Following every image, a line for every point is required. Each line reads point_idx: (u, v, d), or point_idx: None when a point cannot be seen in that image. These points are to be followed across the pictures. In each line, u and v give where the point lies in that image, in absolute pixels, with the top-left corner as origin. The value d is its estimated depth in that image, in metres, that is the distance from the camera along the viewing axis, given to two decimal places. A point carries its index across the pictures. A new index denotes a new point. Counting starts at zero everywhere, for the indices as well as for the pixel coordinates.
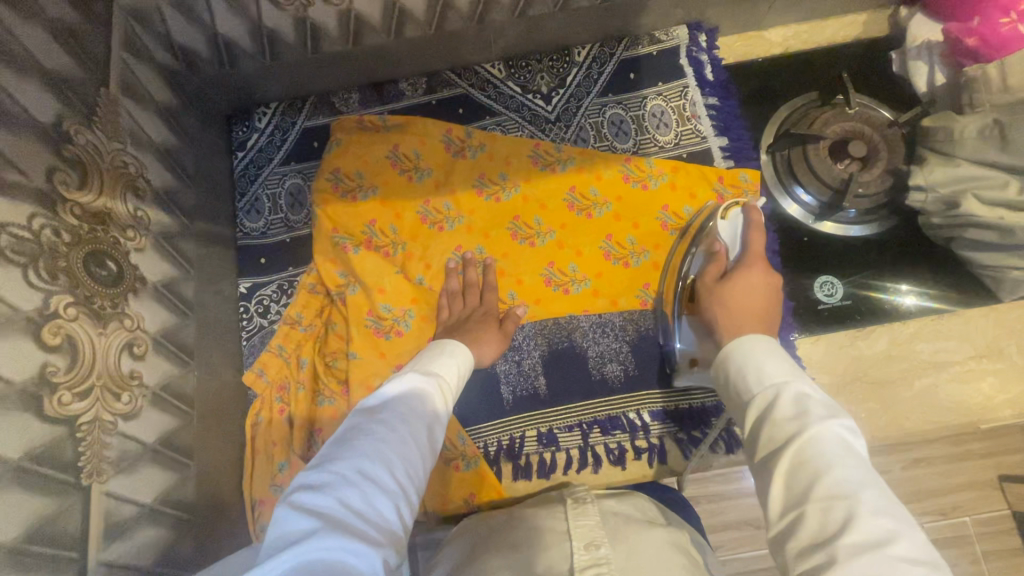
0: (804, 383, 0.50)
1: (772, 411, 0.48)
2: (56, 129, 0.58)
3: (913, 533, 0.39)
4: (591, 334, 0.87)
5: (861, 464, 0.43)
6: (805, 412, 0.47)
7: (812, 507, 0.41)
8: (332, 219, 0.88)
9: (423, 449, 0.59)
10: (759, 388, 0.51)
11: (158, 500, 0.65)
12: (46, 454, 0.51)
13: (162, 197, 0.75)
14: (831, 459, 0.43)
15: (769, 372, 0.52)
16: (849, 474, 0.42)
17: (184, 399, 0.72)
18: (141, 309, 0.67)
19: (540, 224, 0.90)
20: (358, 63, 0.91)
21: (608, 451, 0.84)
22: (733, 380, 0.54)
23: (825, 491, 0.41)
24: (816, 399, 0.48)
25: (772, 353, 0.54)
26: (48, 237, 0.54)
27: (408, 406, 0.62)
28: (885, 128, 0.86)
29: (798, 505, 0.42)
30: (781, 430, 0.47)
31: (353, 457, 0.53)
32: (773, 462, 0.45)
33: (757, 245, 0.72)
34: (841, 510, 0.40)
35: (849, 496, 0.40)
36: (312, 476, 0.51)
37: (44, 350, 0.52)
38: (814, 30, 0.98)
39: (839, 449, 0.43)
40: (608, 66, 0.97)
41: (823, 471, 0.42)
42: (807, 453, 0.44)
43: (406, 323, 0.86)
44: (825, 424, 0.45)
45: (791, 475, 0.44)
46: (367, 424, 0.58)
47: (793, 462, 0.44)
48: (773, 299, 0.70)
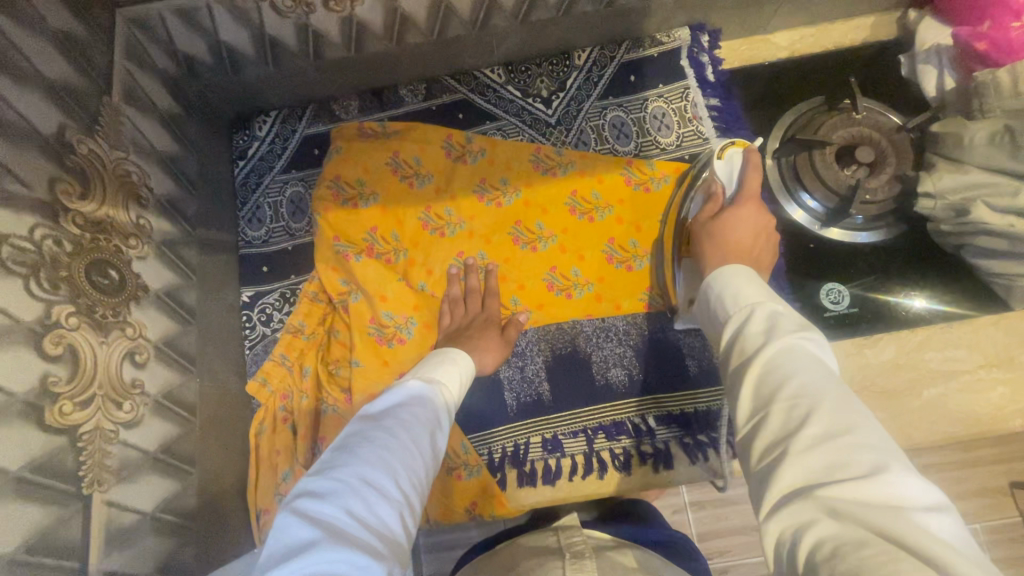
0: (777, 302, 0.49)
1: (744, 330, 0.48)
2: (58, 139, 0.58)
3: (873, 426, 0.38)
4: (594, 340, 0.86)
5: (827, 367, 0.42)
6: (776, 326, 0.46)
7: (778, 407, 0.41)
8: (334, 227, 0.88)
9: (426, 457, 0.59)
10: (733, 312, 0.51)
11: (159, 508, 0.65)
12: (45, 464, 0.51)
13: (164, 205, 0.75)
14: (799, 363, 0.42)
15: (743, 295, 0.51)
16: (815, 375, 0.41)
17: (186, 407, 0.73)
18: (143, 317, 0.67)
19: (542, 229, 0.89)
20: (360, 69, 0.91)
21: (614, 456, 0.83)
22: (711, 308, 0.54)
23: (790, 391, 0.41)
24: (787, 316, 0.47)
25: (748, 279, 0.54)
26: (50, 247, 0.54)
27: (411, 414, 0.61)
28: (893, 133, 0.85)
29: (764, 406, 0.42)
30: (751, 345, 0.46)
31: (355, 464, 0.53)
32: (742, 373, 0.45)
33: (753, 184, 0.75)
34: (804, 407, 0.39)
35: (814, 395, 0.40)
36: (313, 484, 0.51)
37: (44, 361, 0.52)
38: (821, 33, 0.96)
39: (807, 356, 0.43)
40: (608, 70, 0.96)
41: (790, 375, 0.42)
42: (776, 360, 0.43)
43: (409, 330, 0.86)
44: (795, 336, 0.44)
45: (759, 380, 0.43)
46: (369, 431, 0.58)
47: (762, 369, 0.43)
48: (763, 238, 0.73)
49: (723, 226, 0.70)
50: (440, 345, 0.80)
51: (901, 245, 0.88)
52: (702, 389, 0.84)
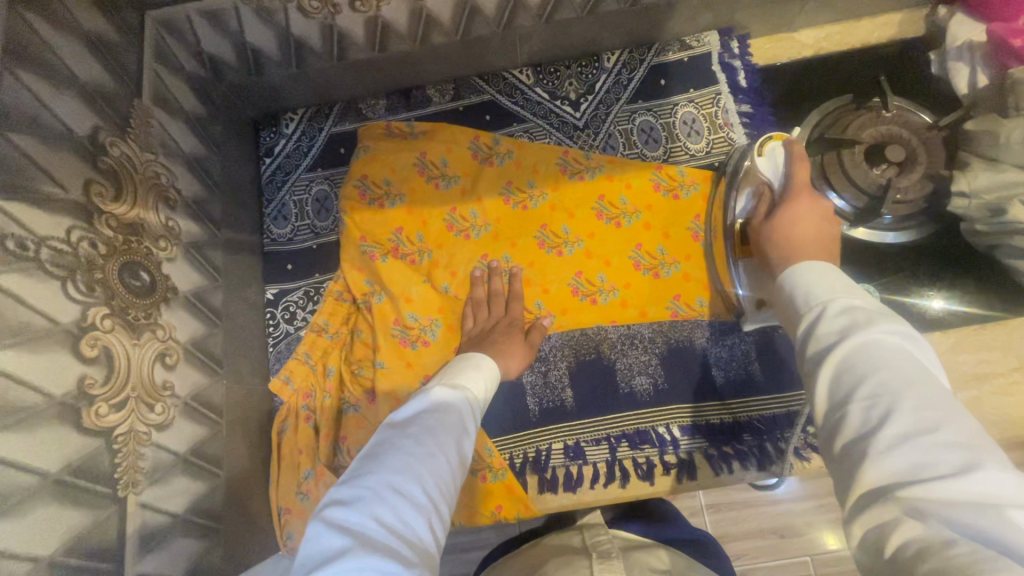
0: (855, 295, 0.46)
1: (816, 325, 0.45)
2: (91, 142, 0.58)
3: (964, 423, 0.35)
4: (619, 346, 0.85)
5: (912, 362, 0.39)
6: (853, 320, 0.43)
7: (855, 405, 0.39)
8: (359, 227, 0.88)
9: (453, 463, 0.58)
10: (804, 307, 0.48)
11: (189, 510, 0.65)
12: (83, 466, 0.51)
13: (191, 207, 0.75)
14: (879, 360, 0.40)
15: (817, 291, 0.48)
16: (898, 373, 0.38)
17: (214, 408, 0.73)
18: (172, 319, 0.67)
19: (568, 233, 0.89)
20: (384, 69, 0.91)
21: (637, 465, 0.81)
22: (784, 302, 0.52)
23: (869, 389, 0.38)
24: (865, 309, 0.44)
25: (825, 273, 0.50)
26: (85, 249, 0.54)
27: (437, 420, 0.61)
28: (924, 132, 0.83)
29: (838, 405, 0.40)
30: (823, 342, 0.44)
31: (382, 472, 0.53)
32: (817, 368, 0.43)
33: (803, 176, 0.69)
34: (885, 407, 0.37)
35: (895, 394, 0.37)
36: (342, 493, 0.51)
37: (81, 362, 0.52)
38: (847, 31, 0.95)
39: (891, 352, 0.40)
40: (638, 73, 0.96)
41: (869, 371, 0.39)
42: (853, 357, 0.41)
43: (433, 332, 0.85)
44: (873, 332, 0.41)
45: (833, 380, 0.41)
46: (396, 439, 0.58)
47: (838, 365, 0.41)
48: (831, 228, 0.65)
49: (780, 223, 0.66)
50: (464, 351, 0.79)
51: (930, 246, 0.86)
52: (728, 400, 0.83)
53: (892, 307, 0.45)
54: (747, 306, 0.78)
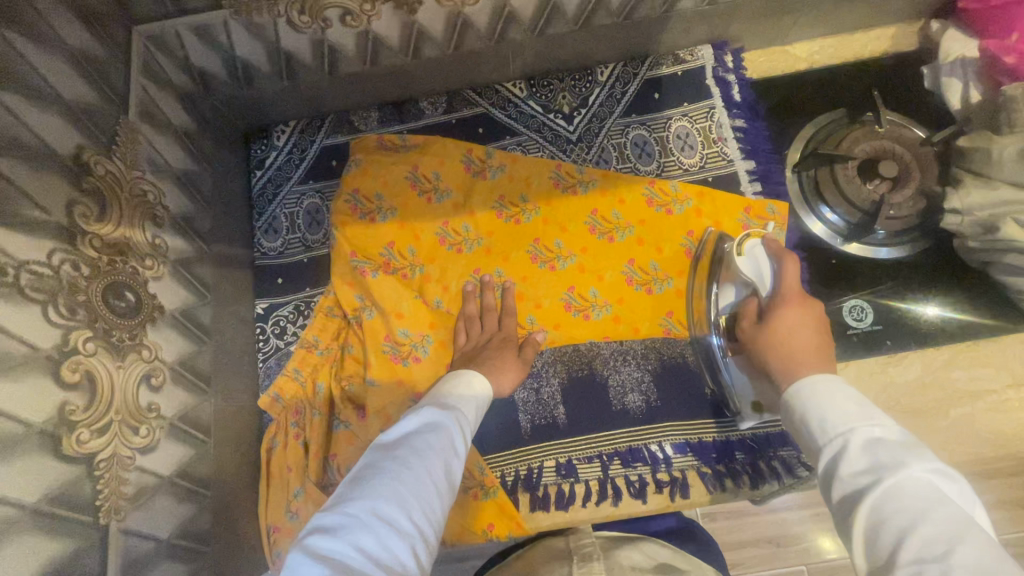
0: (875, 427, 0.48)
1: (842, 467, 0.46)
2: (75, 160, 0.57)
3: None
4: (613, 362, 0.85)
5: (952, 509, 0.39)
6: (879, 462, 0.44)
7: (901, 569, 0.37)
8: (350, 242, 0.87)
9: (439, 486, 0.57)
10: (826, 442, 0.50)
11: (174, 534, 0.64)
12: (63, 495, 0.50)
13: (179, 223, 0.74)
14: (914, 509, 0.40)
15: (833, 423, 0.50)
16: (936, 524, 0.38)
17: (201, 428, 0.72)
18: (159, 338, 0.66)
19: (560, 247, 0.88)
20: (376, 82, 0.90)
21: (629, 483, 0.81)
22: (805, 437, 0.53)
23: (911, 547, 0.38)
24: (890, 448, 0.45)
25: (834, 396, 0.52)
26: (67, 271, 0.54)
27: (425, 442, 0.60)
28: (917, 147, 0.83)
29: (884, 565, 0.39)
30: (852, 485, 0.44)
31: (366, 498, 0.52)
32: (853, 524, 0.43)
33: (792, 279, 0.69)
34: (934, 570, 0.36)
35: (940, 553, 0.36)
36: (326, 518, 0.50)
37: (63, 388, 0.51)
38: (841, 44, 0.95)
39: (925, 500, 0.40)
40: (632, 86, 0.95)
41: (908, 525, 0.39)
42: (888, 509, 0.41)
43: (424, 349, 0.84)
44: (902, 475, 0.42)
45: (870, 536, 0.41)
46: (382, 462, 0.57)
47: (871, 516, 0.42)
48: (826, 335, 0.66)
49: (774, 334, 0.66)
50: (456, 367, 0.79)
51: (924, 262, 0.85)
52: (721, 418, 0.82)
53: (918, 441, 0.46)
54: (744, 408, 0.78)
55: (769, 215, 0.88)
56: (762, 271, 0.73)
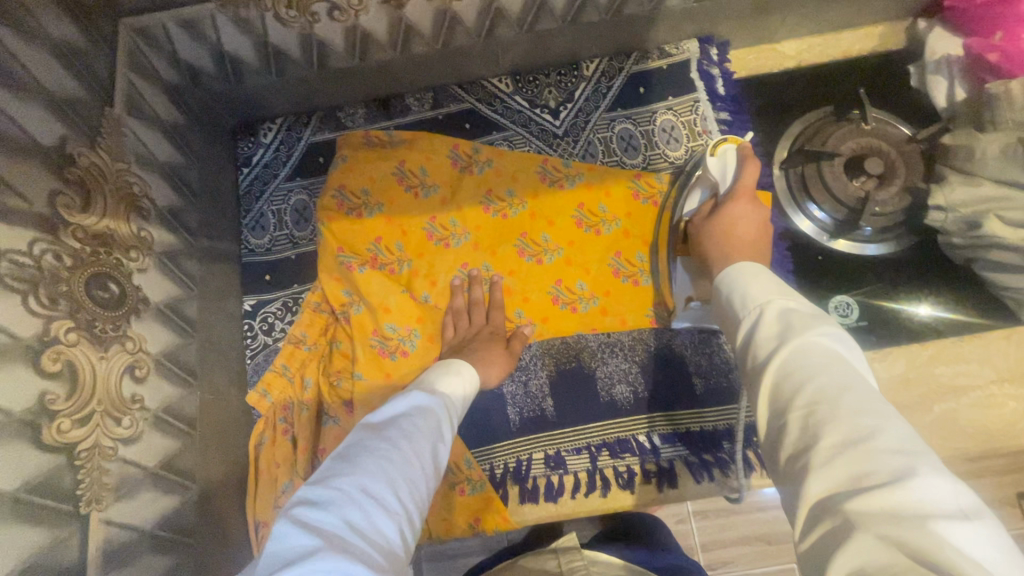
0: (790, 300, 0.50)
1: (756, 335, 0.49)
2: (58, 152, 0.57)
3: (897, 425, 0.37)
4: (599, 354, 0.85)
5: (846, 365, 0.42)
6: (789, 326, 0.47)
7: (794, 412, 0.41)
8: (338, 237, 0.87)
9: (426, 470, 0.58)
10: (744, 313, 0.52)
11: (157, 525, 0.63)
12: (44, 484, 0.50)
13: (166, 216, 0.74)
14: (816, 363, 0.42)
15: (754, 296, 0.52)
16: (833, 377, 0.41)
17: (186, 420, 0.72)
18: (143, 330, 0.66)
19: (548, 241, 0.89)
20: (364, 77, 0.90)
21: (617, 474, 0.81)
22: (728, 309, 0.55)
23: (806, 396, 0.41)
24: (800, 315, 0.47)
25: (759, 277, 0.55)
26: (49, 262, 0.54)
27: (414, 425, 0.61)
28: (902, 144, 0.84)
29: (780, 411, 0.42)
30: (763, 350, 0.47)
31: (355, 474, 0.52)
32: (760, 377, 0.45)
33: (751, 180, 0.71)
34: (823, 415, 0.39)
35: (831, 400, 0.39)
36: (311, 491, 0.50)
37: (43, 378, 0.51)
38: (828, 42, 0.96)
39: (824, 356, 0.43)
40: (618, 80, 0.95)
41: (807, 378, 0.41)
42: (791, 365, 0.43)
43: (412, 343, 0.84)
44: (809, 337, 0.44)
45: (775, 386, 0.44)
46: (372, 441, 0.57)
47: (778, 371, 0.44)
48: (767, 235, 0.71)
49: (723, 225, 0.69)
50: (443, 360, 0.79)
51: (913, 257, 0.86)
52: (708, 407, 0.83)
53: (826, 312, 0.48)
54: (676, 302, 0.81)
55: None
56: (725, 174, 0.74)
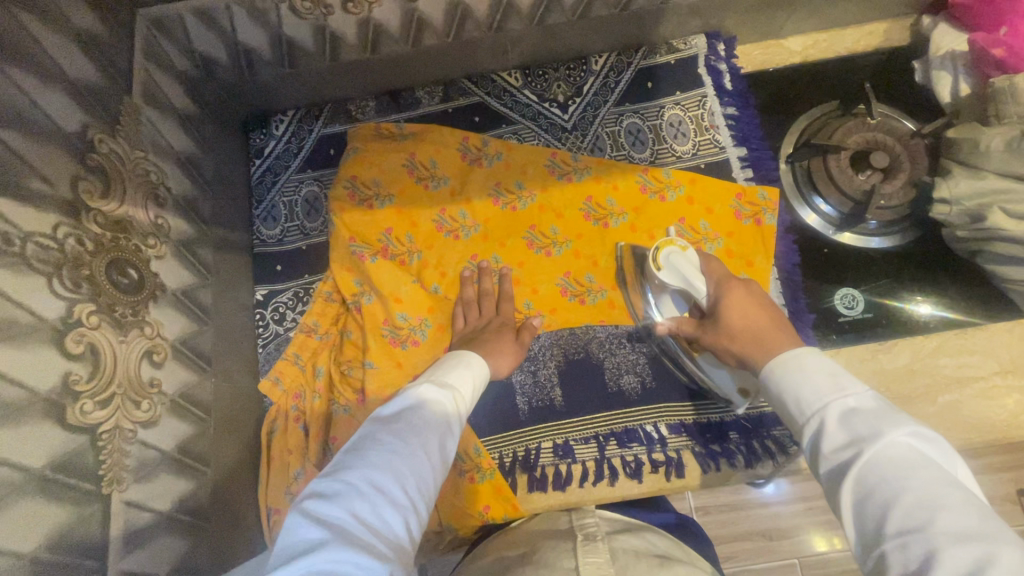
0: (849, 397, 0.50)
1: (825, 447, 0.49)
2: (80, 137, 0.58)
3: (1006, 550, 0.36)
4: (608, 345, 0.86)
5: (930, 473, 0.42)
6: (857, 437, 0.47)
7: (890, 544, 0.41)
8: (349, 227, 0.88)
9: (434, 464, 0.59)
10: (805, 418, 0.52)
11: (174, 509, 0.64)
12: (68, 463, 0.51)
13: (181, 205, 0.75)
14: (898, 484, 0.42)
15: (810, 397, 0.52)
16: (917, 496, 0.41)
17: (202, 407, 0.73)
18: (160, 316, 0.67)
19: (556, 234, 0.90)
20: (376, 71, 0.91)
21: (625, 464, 0.82)
22: (785, 408, 0.55)
23: (897, 524, 0.41)
24: (865, 418, 0.48)
25: (806, 369, 0.55)
26: (72, 246, 0.55)
27: (421, 418, 0.62)
28: (907, 139, 0.85)
29: (876, 538, 0.42)
30: (836, 463, 0.47)
31: (364, 468, 0.54)
32: (842, 500, 0.45)
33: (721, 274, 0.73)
34: (918, 545, 0.39)
35: (922, 526, 0.39)
36: (323, 482, 0.53)
37: (66, 359, 0.52)
38: (834, 38, 0.97)
39: (905, 471, 0.43)
40: (626, 75, 0.96)
41: (895, 502, 0.41)
42: (873, 486, 0.44)
43: (423, 332, 0.85)
44: (881, 447, 0.45)
45: (861, 509, 0.44)
46: (380, 433, 0.59)
47: (857, 494, 0.44)
48: (761, 306, 0.69)
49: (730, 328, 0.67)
50: (455, 349, 0.80)
51: (915, 252, 0.87)
52: (715, 398, 0.84)
53: (890, 405, 0.48)
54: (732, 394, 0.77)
55: (761, 201, 0.89)
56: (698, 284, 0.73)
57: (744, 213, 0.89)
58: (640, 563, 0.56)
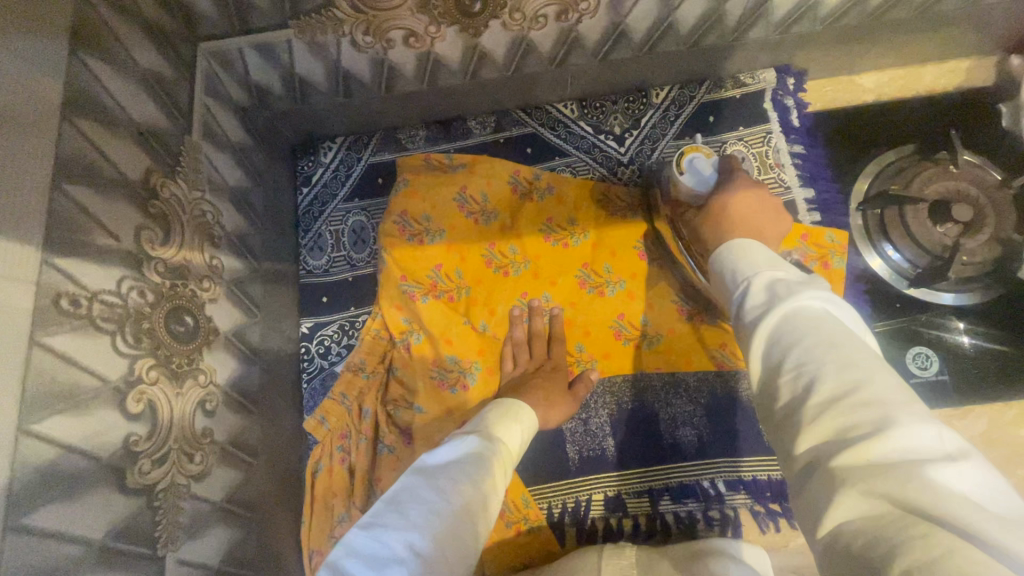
0: (779, 271, 0.52)
1: (746, 303, 0.50)
2: (143, 185, 0.57)
3: (882, 379, 0.39)
4: (663, 394, 0.82)
5: (835, 325, 0.44)
6: (777, 294, 0.49)
7: (784, 377, 0.43)
8: (399, 264, 0.85)
9: (477, 523, 0.54)
10: (734, 284, 0.54)
11: (222, 560, 0.63)
12: (125, 529, 0.50)
13: (234, 242, 0.74)
14: (803, 329, 0.44)
15: (744, 266, 0.54)
16: (816, 338, 0.43)
17: (248, 450, 0.71)
18: (213, 361, 0.65)
19: (609, 273, 0.86)
20: (429, 101, 0.89)
21: (678, 520, 0.78)
22: (723, 278, 0.57)
23: (796, 358, 0.43)
24: (789, 283, 0.49)
25: (747, 248, 0.57)
26: (134, 299, 0.53)
27: (465, 473, 0.57)
28: (996, 191, 0.79)
29: (772, 374, 0.44)
30: (753, 312, 0.49)
31: (403, 529, 0.49)
32: (750, 344, 0.48)
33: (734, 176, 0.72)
34: (808, 375, 0.41)
35: (815, 359, 0.41)
36: (361, 537, 0.49)
37: (127, 420, 0.51)
38: (911, 75, 0.91)
39: (812, 319, 0.45)
40: (687, 109, 0.92)
41: (794, 343, 0.44)
42: (777, 332, 0.46)
43: (472, 375, 0.83)
44: (795, 300, 0.47)
45: (765, 350, 0.46)
46: (421, 488, 0.54)
47: (765, 337, 0.46)
48: (774, 209, 0.69)
49: (713, 200, 0.70)
50: (507, 395, 0.76)
51: (992, 306, 0.81)
52: (743, 455, 0.80)
53: (813, 278, 0.50)
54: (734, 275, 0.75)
55: (828, 243, 0.85)
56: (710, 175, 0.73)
57: (810, 255, 0.84)
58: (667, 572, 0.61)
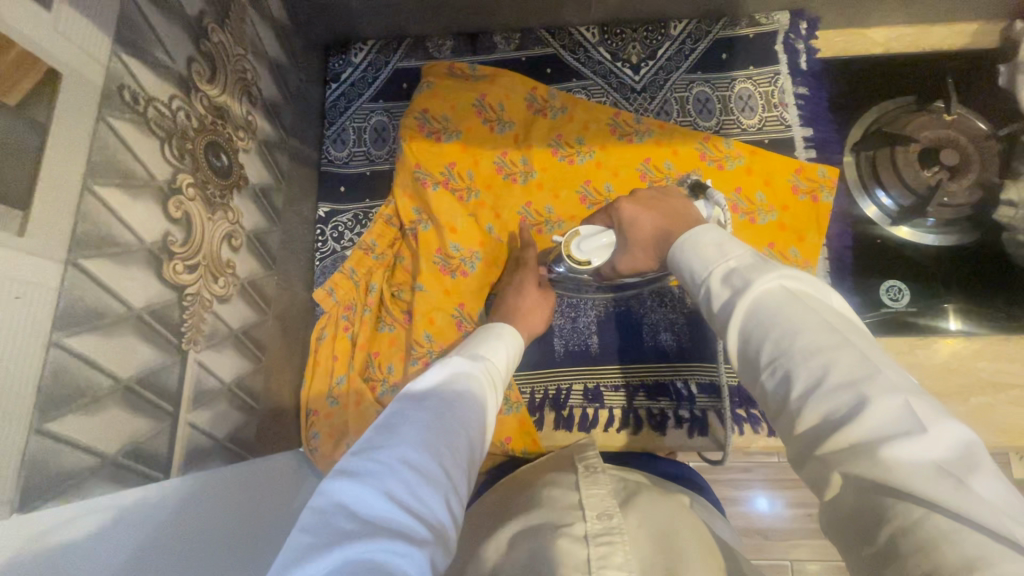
0: (731, 260, 0.48)
1: (712, 302, 0.47)
2: (197, 23, 0.62)
3: (850, 353, 0.37)
4: (650, 303, 0.88)
5: (801, 305, 0.41)
6: (735, 287, 0.45)
7: (765, 373, 0.41)
8: (416, 155, 0.90)
9: (473, 434, 0.47)
10: (696, 287, 0.51)
11: (234, 382, 0.69)
12: (159, 311, 0.55)
13: (268, 107, 0.80)
14: (771, 316, 0.41)
15: (699, 266, 0.51)
16: (782, 326, 0.40)
17: (263, 299, 0.77)
18: (242, 206, 0.71)
19: (610, 191, 0.92)
20: (461, 11, 0.94)
21: (650, 416, 0.85)
22: (687, 275, 0.53)
23: (770, 351, 0.40)
24: (743, 270, 0.46)
25: (700, 240, 0.53)
26: (181, 119, 0.59)
27: (457, 394, 0.50)
28: (981, 140, 0.86)
29: (754, 369, 0.42)
30: (722, 312, 0.46)
31: (398, 443, 0.42)
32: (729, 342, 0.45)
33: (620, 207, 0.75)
34: (784, 367, 0.39)
35: (787, 350, 0.39)
36: (351, 461, 0.41)
37: (168, 220, 0.56)
38: (921, 33, 0.95)
39: (779, 302, 0.42)
40: (702, 44, 0.97)
41: (767, 333, 0.41)
42: (749, 323, 0.43)
43: (473, 265, 0.88)
44: (753, 294, 0.43)
45: (743, 347, 0.43)
46: (410, 408, 0.46)
47: (741, 335, 0.43)
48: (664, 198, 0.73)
49: (631, 237, 0.72)
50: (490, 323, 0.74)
51: (968, 250, 0.85)
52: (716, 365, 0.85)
53: (766, 257, 0.47)
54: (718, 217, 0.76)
55: (820, 178, 0.89)
56: (605, 238, 0.74)
57: (801, 188, 0.90)
58: (646, 491, 0.55)
